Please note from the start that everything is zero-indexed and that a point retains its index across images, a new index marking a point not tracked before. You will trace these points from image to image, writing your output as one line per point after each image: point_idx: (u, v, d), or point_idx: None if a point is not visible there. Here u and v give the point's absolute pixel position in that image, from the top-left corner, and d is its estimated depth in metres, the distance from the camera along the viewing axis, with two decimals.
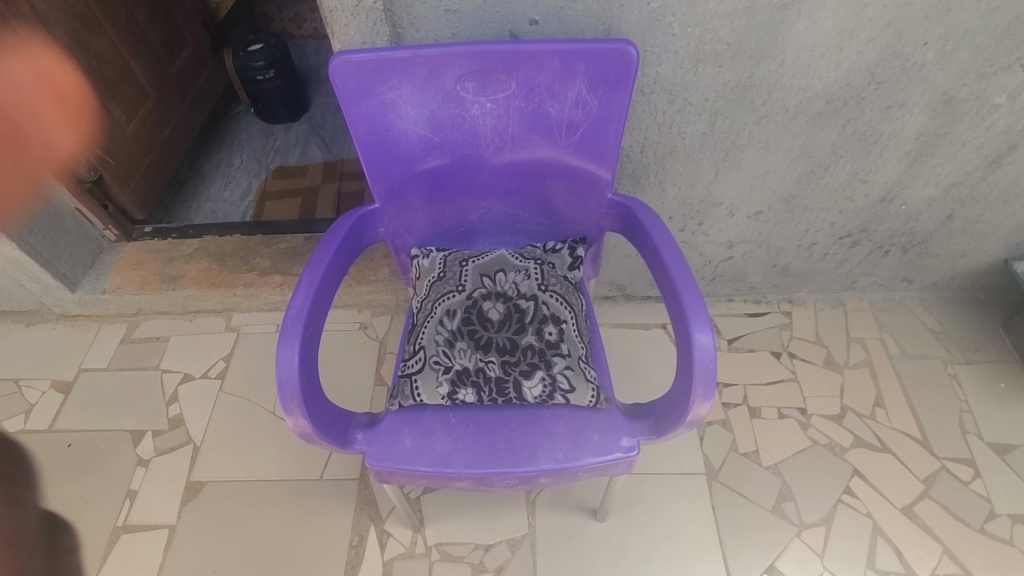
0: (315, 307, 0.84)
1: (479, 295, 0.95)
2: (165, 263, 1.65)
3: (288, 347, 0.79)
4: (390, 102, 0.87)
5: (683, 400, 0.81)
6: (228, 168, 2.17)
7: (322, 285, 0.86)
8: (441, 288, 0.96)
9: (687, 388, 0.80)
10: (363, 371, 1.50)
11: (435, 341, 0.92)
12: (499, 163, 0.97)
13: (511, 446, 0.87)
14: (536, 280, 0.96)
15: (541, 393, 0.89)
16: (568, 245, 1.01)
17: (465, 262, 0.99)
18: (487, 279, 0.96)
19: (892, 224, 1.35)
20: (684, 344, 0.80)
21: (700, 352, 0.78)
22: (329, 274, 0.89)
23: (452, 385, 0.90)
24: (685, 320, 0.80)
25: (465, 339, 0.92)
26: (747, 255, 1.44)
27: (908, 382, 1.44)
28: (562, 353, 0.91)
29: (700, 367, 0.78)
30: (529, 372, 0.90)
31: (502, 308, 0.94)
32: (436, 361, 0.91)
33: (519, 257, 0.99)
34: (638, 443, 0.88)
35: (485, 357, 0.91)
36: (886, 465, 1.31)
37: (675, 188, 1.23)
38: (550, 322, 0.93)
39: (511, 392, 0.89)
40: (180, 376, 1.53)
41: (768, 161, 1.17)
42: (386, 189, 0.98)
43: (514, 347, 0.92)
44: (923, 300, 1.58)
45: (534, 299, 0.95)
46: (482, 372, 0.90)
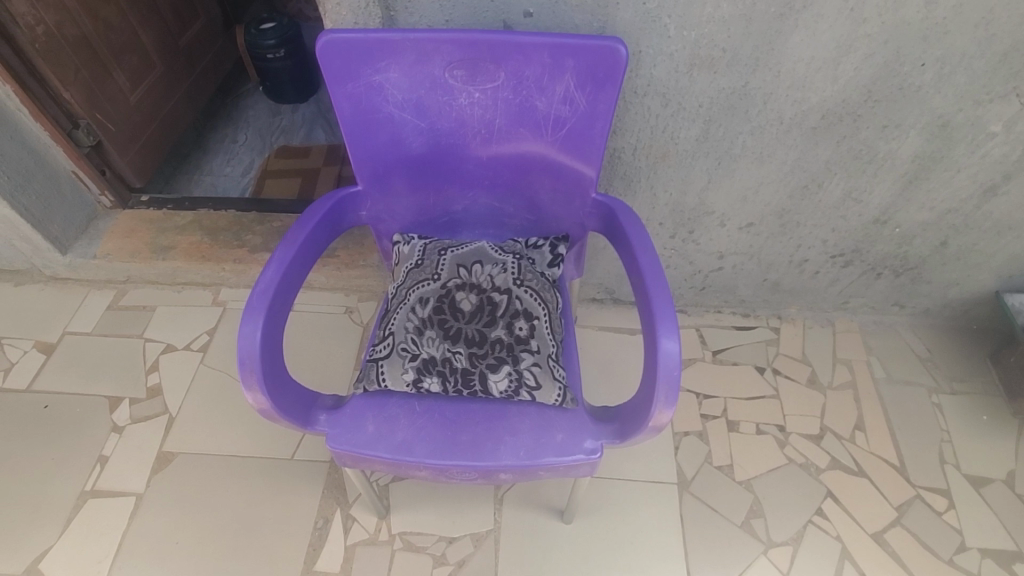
0: (284, 285, 0.84)
1: (453, 285, 0.93)
2: (158, 233, 1.66)
3: (252, 322, 0.78)
4: (376, 85, 0.87)
5: (647, 405, 0.80)
6: (232, 144, 2.18)
7: (294, 262, 0.86)
8: (417, 275, 0.95)
9: (651, 394, 0.79)
10: (344, 355, 1.50)
11: (405, 328, 0.90)
12: (484, 155, 0.97)
13: (473, 439, 0.87)
14: (512, 274, 0.94)
15: (506, 388, 0.88)
16: (549, 242, 1.00)
17: (443, 251, 0.98)
18: (463, 269, 0.94)
19: (885, 246, 1.33)
20: (652, 349, 0.79)
21: (666, 360, 0.77)
22: (303, 253, 0.88)
23: (417, 373, 0.88)
24: (655, 325, 0.79)
25: (435, 327, 0.90)
26: (737, 267, 1.43)
27: (890, 407, 1.42)
28: (531, 349, 0.89)
29: (664, 373, 0.77)
30: (496, 366, 0.88)
31: (476, 299, 0.92)
32: (403, 347, 0.89)
33: (498, 250, 0.97)
34: (601, 446, 0.87)
35: (453, 347, 0.89)
36: (860, 489, 1.30)
37: (666, 194, 1.22)
38: (522, 317, 0.91)
39: (476, 385, 0.87)
40: (162, 347, 1.53)
41: (761, 172, 1.16)
42: (371, 173, 0.98)
43: (483, 340, 0.89)
44: (914, 326, 1.56)
45: (508, 293, 0.92)
46: (448, 363, 0.88)
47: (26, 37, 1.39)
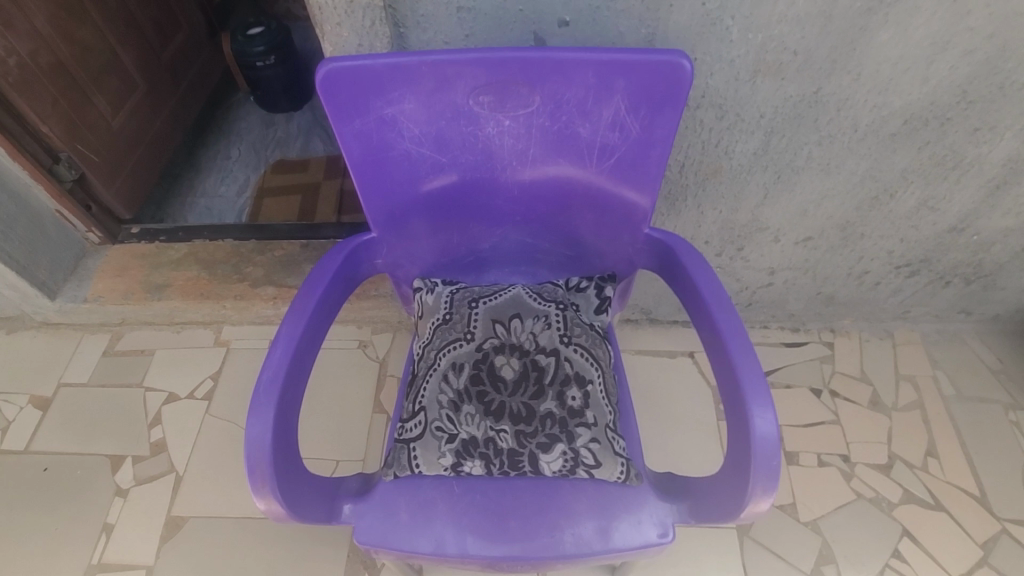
0: (295, 368, 0.70)
1: (490, 346, 0.80)
2: (152, 270, 1.53)
3: (259, 421, 0.66)
4: (389, 118, 0.73)
5: (735, 492, 0.67)
6: (225, 161, 2.05)
7: (304, 339, 0.72)
8: (447, 335, 0.82)
9: (742, 479, 0.66)
10: (360, 396, 1.37)
11: (438, 402, 0.78)
12: (516, 188, 0.83)
13: (525, 525, 0.76)
14: (558, 331, 0.81)
15: (561, 468, 0.76)
16: (595, 284, 0.88)
17: (475, 303, 0.84)
18: (500, 327, 0.81)
19: (959, 255, 1.19)
20: (741, 426, 0.66)
21: (762, 442, 0.63)
22: (315, 323, 0.75)
23: (456, 457, 0.76)
24: (742, 397, 0.66)
25: (473, 401, 0.77)
26: (788, 282, 1.29)
27: (963, 429, 1.30)
28: (586, 422, 0.76)
29: (761, 456, 0.63)
30: (547, 445, 0.76)
31: (518, 364, 0.79)
32: (437, 425, 0.77)
33: (538, 299, 0.84)
34: (673, 527, 0.75)
35: (496, 425, 0.77)
36: (939, 525, 1.18)
37: (715, 212, 1.08)
38: (573, 384, 0.78)
39: (525, 467, 0.76)
40: (165, 396, 1.42)
41: (826, 185, 1.01)
42: (385, 217, 0.84)
43: (530, 414, 0.77)
44: (981, 334, 1.42)
45: (554, 354, 0.79)
46: (492, 442, 0.76)
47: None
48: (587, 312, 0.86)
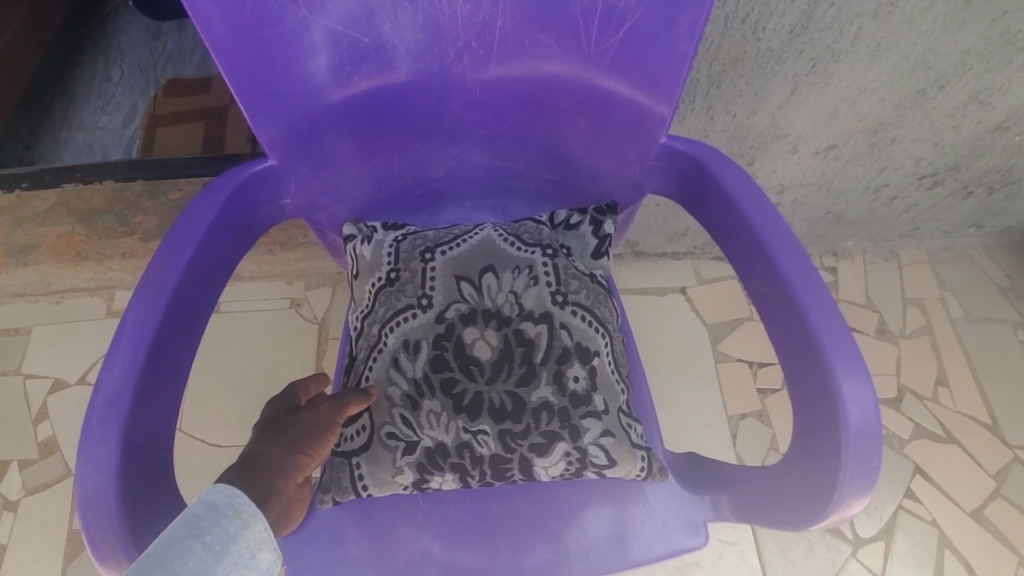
0: (151, 378, 0.47)
1: (455, 314, 0.57)
2: (12, 228, 1.18)
3: (97, 468, 0.43)
4: None
5: (812, 497, 0.49)
6: (105, 84, 1.66)
7: (165, 331, 0.48)
8: (394, 302, 0.59)
9: (821, 485, 0.48)
10: (295, 366, 1.12)
11: (387, 399, 0.56)
12: (480, 84, 0.58)
13: (514, 546, 0.61)
14: (548, 288, 0.59)
15: (563, 473, 0.57)
16: (590, 219, 0.65)
17: (429, 254, 0.60)
18: (467, 288, 0.58)
19: (992, 159, 1.03)
20: (826, 413, 0.47)
21: (860, 431, 0.46)
22: (182, 307, 0.50)
23: (419, 472, 0.56)
24: (826, 371, 0.47)
25: (437, 394, 0.56)
26: (798, 202, 1.10)
27: (974, 353, 1.19)
28: (595, 410, 0.56)
29: (856, 455, 0.46)
30: (544, 446, 0.56)
31: (496, 338, 0.57)
32: (389, 431, 0.56)
33: (517, 244, 0.61)
34: (704, 527, 0.61)
35: (471, 424, 0.56)
36: (952, 459, 1.09)
37: (728, 116, 0.84)
38: (574, 361, 0.57)
39: (515, 475, 0.56)
40: (50, 384, 1.14)
41: (868, 76, 0.80)
42: (288, 134, 0.58)
43: (518, 407, 0.56)
44: (990, 248, 1.30)
45: (546, 322, 0.57)
46: (467, 447, 0.56)
47: None
48: (581, 257, 0.64)
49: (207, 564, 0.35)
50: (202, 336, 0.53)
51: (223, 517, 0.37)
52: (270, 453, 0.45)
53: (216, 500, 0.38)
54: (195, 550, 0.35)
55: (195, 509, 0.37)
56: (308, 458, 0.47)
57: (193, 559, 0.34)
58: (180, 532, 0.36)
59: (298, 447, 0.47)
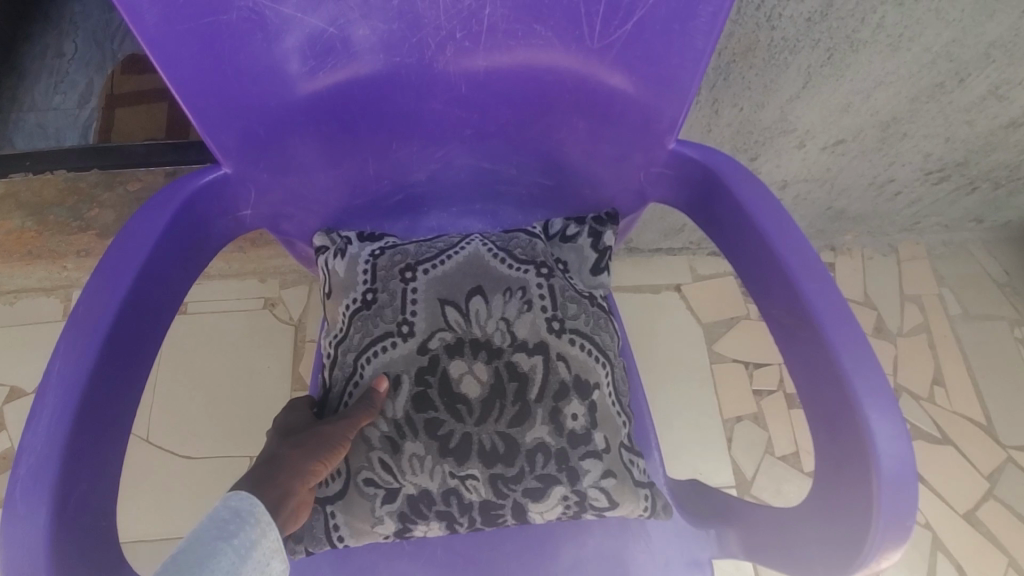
0: (87, 435, 0.41)
1: (440, 345, 0.52)
2: None
3: (23, 540, 0.37)
4: None
5: (837, 551, 0.45)
6: (58, 61, 1.53)
7: (101, 379, 0.42)
8: (371, 329, 0.53)
9: (847, 537, 0.44)
10: (269, 371, 1.06)
11: (364, 442, 0.51)
12: (464, 79, 0.51)
13: None
14: (544, 313, 0.53)
15: (559, 516, 0.52)
16: (587, 229, 0.59)
17: (408, 273, 0.54)
18: (453, 314, 0.53)
19: (1002, 154, 0.99)
20: (853, 465, 0.43)
21: (894, 480, 0.41)
22: (121, 345, 0.44)
23: (401, 521, 0.51)
24: (856, 417, 0.42)
25: (421, 435, 0.51)
26: (800, 197, 1.04)
27: (971, 351, 1.16)
28: (595, 451, 0.51)
29: (892, 511, 0.41)
30: (538, 490, 0.51)
31: (486, 372, 0.52)
32: (367, 477, 0.50)
33: (508, 261, 0.55)
34: (709, 564, 0.56)
35: (459, 469, 0.51)
36: (948, 461, 1.06)
37: (734, 111, 0.78)
38: (572, 396, 0.52)
39: (506, 521, 0.52)
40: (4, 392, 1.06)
41: (886, 69, 0.74)
42: (245, 136, 0.50)
43: (511, 449, 0.51)
44: (989, 243, 1.27)
45: (541, 352, 0.52)
46: (454, 493, 0.51)
47: None
48: (579, 272, 0.58)
49: (233, 567, 0.37)
50: (146, 380, 0.47)
51: (246, 523, 0.39)
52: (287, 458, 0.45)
53: (240, 506, 0.40)
54: (223, 552, 0.37)
55: (223, 513, 0.39)
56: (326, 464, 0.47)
57: (222, 561, 0.36)
58: (210, 534, 0.37)
59: (318, 453, 0.47)
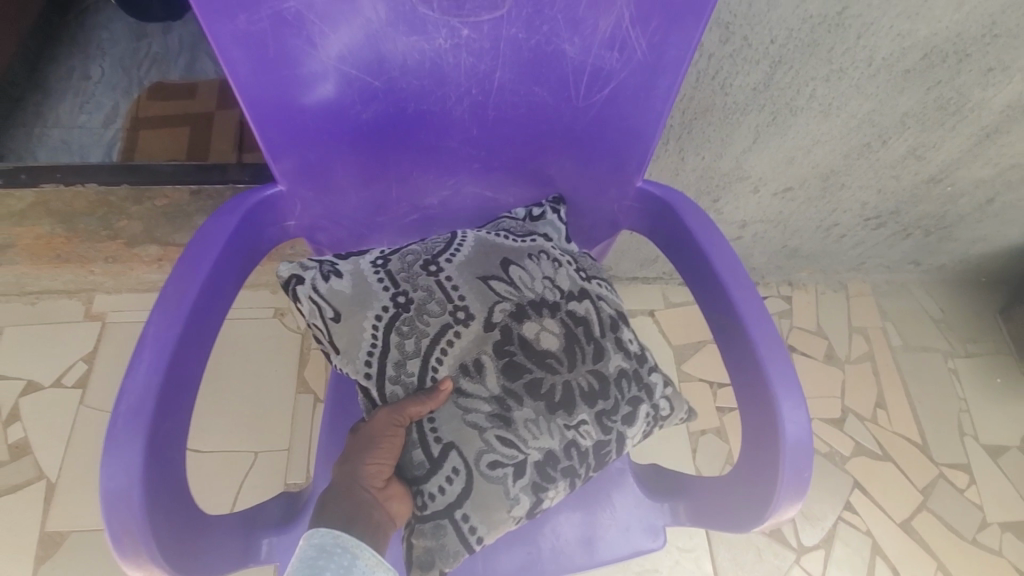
0: (170, 391, 0.51)
1: (504, 315, 0.60)
2: None
3: (121, 468, 0.47)
4: (293, 16, 0.51)
5: (752, 509, 0.57)
6: (85, 83, 1.64)
7: (182, 347, 0.52)
8: (424, 327, 0.59)
9: (760, 491, 0.56)
10: (277, 375, 1.15)
11: (475, 428, 0.57)
12: (475, 126, 0.64)
13: (489, 544, 0.66)
14: (573, 265, 0.65)
15: (647, 435, 0.62)
16: (550, 208, 0.69)
17: (431, 265, 0.61)
18: (500, 284, 0.61)
19: (928, 206, 1.14)
20: (765, 443, 0.55)
21: (793, 444, 0.54)
22: (198, 321, 0.55)
23: (535, 491, 0.57)
24: (770, 397, 0.55)
25: (524, 397, 0.58)
26: (758, 236, 1.19)
27: (910, 379, 1.30)
28: (655, 365, 0.64)
29: (792, 469, 0.54)
30: (633, 415, 0.61)
31: (555, 325, 0.61)
32: (488, 462, 0.56)
33: (512, 237, 0.65)
34: (663, 530, 0.67)
35: (569, 417, 0.59)
36: (887, 475, 1.18)
37: (697, 159, 0.93)
38: (622, 326, 0.64)
39: (616, 456, 0.61)
40: (22, 385, 1.14)
41: (820, 130, 0.89)
42: (298, 161, 0.62)
43: (603, 384, 0.61)
44: (926, 284, 1.42)
45: (585, 296, 0.63)
46: (573, 447, 0.59)
47: None
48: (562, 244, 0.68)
49: None
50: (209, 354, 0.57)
51: (336, 552, 0.51)
52: (346, 479, 0.56)
53: (325, 542, 0.51)
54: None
55: (313, 551, 0.51)
56: (378, 461, 0.56)
57: None
58: (309, 569, 0.50)
59: (367, 458, 0.56)
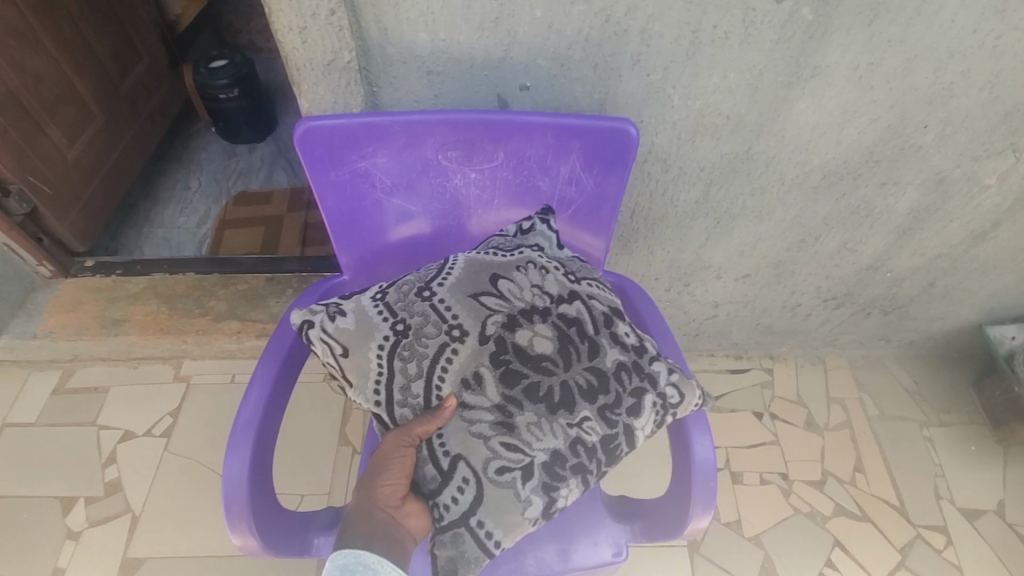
0: (269, 411, 0.75)
1: (498, 326, 0.72)
2: (108, 305, 1.50)
3: (237, 460, 0.70)
4: (362, 171, 0.80)
5: (679, 513, 0.76)
6: (184, 192, 2.04)
7: (278, 382, 0.77)
8: (422, 349, 0.71)
9: (684, 502, 0.76)
10: (324, 430, 1.37)
11: (481, 438, 0.68)
12: (481, 234, 0.90)
13: None
14: (563, 273, 0.78)
15: (656, 422, 0.72)
16: (538, 221, 0.83)
17: (424, 290, 0.75)
18: (491, 298, 0.73)
19: (876, 288, 1.33)
20: (684, 463, 0.76)
21: (702, 465, 0.75)
22: (288, 366, 0.79)
23: (546, 491, 0.68)
24: (686, 430, 0.77)
25: (526, 402, 0.70)
26: (732, 314, 1.40)
27: (886, 445, 1.42)
28: (655, 356, 0.74)
29: (702, 483, 0.74)
30: (636, 404, 0.71)
31: (548, 329, 0.73)
32: (497, 466, 0.68)
33: (500, 254, 0.78)
34: (625, 546, 0.85)
35: (572, 414, 0.70)
36: (867, 535, 1.28)
37: (663, 252, 1.17)
38: (616, 324, 0.75)
39: (623, 446, 0.71)
40: (120, 434, 1.39)
41: (759, 230, 1.13)
42: (358, 260, 0.90)
43: (601, 377, 0.72)
44: (900, 358, 1.57)
45: (574, 298, 0.76)
46: (578, 441, 0.70)
47: None
48: (551, 249, 0.81)
49: None
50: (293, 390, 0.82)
51: (356, 569, 0.62)
52: (367, 501, 0.68)
53: (347, 563, 0.62)
54: None
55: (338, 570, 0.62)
56: (390, 483, 0.67)
57: None
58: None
59: (383, 481, 0.68)
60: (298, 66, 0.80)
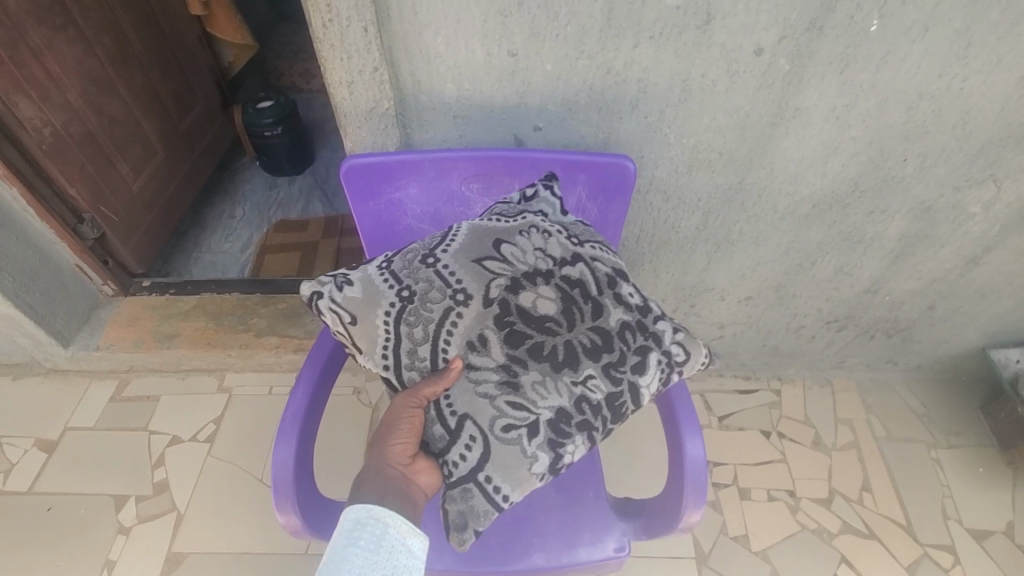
0: (311, 408, 0.85)
1: (502, 289, 0.78)
2: (162, 321, 1.65)
3: (284, 447, 0.81)
4: (396, 201, 0.93)
5: (675, 507, 0.84)
6: (230, 220, 2.22)
7: (320, 383, 0.88)
8: (428, 314, 0.78)
9: (678, 498, 0.84)
10: (352, 440, 1.48)
11: (487, 400, 0.75)
12: None
13: (502, 543, 0.92)
14: (566, 237, 0.83)
15: (662, 378, 0.78)
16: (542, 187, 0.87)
17: (429, 258, 0.81)
18: (496, 262, 0.79)
19: (877, 311, 1.39)
20: (677, 461, 0.84)
21: (693, 462, 0.83)
22: (328, 369, 0.90)
23: (552, 448, 0.75)
24: (679, 430, 0.85)
25: (533, 361, 0.76)
26: (737, 335, 1.47)
27: (894, 465, 1.45)
28: (659, 317, 0.80)
29: (693, 479, 0.82)
30: (640, 362, 0.77)
31: (550, 291, 0.78)
32: (504, 425, 0.74)
33: (505, 220, 0.84)
34: (628, 545, 0.91)
35: (576, 373, 0.77)
36: (874, 553, 1.31)
37: (668, 275, 1.26)
38: (620, 285, 0.81)
39: (629, 402, 0.77)
40: (168, 439, 1.52)
41: (758, 255, 1.22)
42: None
43: (605, 337, 0.78)
44: (907, 381, 1.60)
45: (578, 262, 0.81)
46: (582, 399, 0.76)
47: (33, 141, 1.44)
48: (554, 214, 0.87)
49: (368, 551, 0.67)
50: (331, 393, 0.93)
51: (367, 523, 0.69)
52: (382, 458, 0.76)
53: (359, 516, 0.69)
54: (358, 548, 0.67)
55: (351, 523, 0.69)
56: (400, 442, 0.75)
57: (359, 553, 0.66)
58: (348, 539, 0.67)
59: (395, 441, 0.76)
60: (345, 113, 0.94)
